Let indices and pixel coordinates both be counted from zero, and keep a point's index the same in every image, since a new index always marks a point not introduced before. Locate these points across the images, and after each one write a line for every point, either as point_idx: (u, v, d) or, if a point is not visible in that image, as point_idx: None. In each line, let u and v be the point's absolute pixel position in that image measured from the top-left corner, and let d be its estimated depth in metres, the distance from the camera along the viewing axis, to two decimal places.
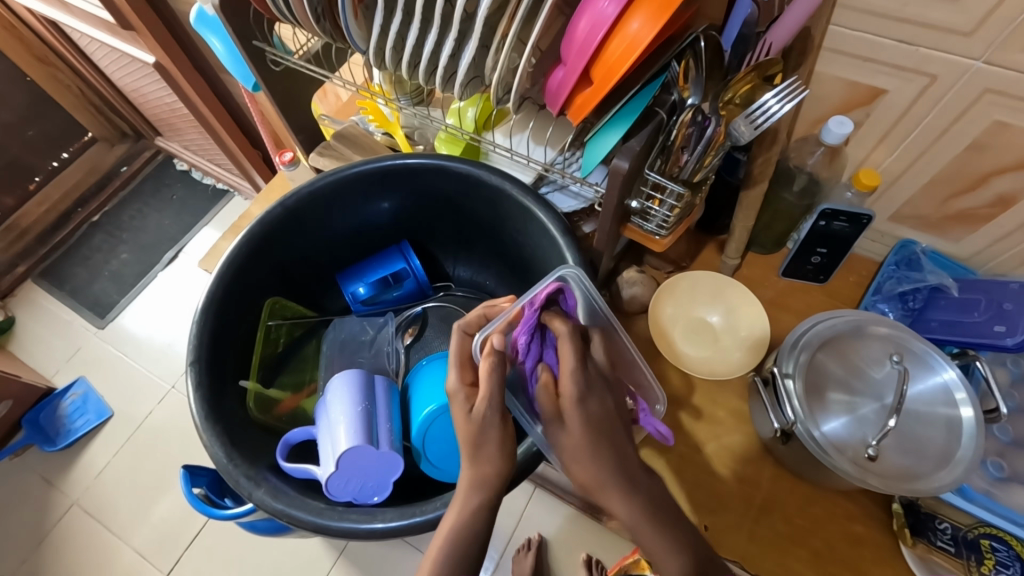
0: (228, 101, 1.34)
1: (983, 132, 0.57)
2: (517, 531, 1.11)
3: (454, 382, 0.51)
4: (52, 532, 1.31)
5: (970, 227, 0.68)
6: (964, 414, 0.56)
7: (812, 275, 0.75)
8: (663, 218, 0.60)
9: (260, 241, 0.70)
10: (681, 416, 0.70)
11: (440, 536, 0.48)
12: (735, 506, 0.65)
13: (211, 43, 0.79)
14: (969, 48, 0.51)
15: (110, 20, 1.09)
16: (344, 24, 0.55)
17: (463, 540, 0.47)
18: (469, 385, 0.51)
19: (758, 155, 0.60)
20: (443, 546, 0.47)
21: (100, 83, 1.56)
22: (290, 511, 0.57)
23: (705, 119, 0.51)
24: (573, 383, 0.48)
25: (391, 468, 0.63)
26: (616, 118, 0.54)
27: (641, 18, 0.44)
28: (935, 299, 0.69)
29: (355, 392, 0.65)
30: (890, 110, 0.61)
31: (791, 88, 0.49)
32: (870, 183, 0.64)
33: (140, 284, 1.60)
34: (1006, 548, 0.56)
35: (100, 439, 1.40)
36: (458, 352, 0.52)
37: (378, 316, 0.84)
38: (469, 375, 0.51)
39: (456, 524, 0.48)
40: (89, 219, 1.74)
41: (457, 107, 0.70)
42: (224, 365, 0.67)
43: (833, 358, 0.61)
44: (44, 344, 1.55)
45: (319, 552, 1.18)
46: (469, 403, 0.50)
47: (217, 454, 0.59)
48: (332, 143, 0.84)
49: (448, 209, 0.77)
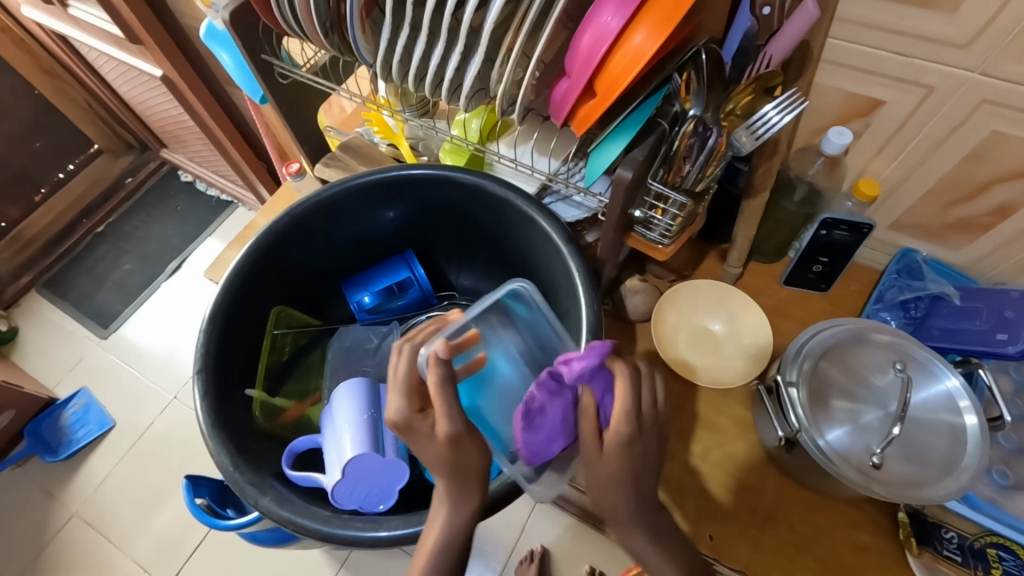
0: (233, 112, 1.35)
1: (980, 142, 0.58)
2: (519, 543, 1.11)
3: (400, 411, 0.47)
4: (51, 543, 1.30)
5: (969, 236, 0.68)
6: (968, 421, 0.56)
7: (814, 283, 0.75)
8: (666, 227, 0.60)
9: (268, 250, 0.71)
10: (686, 424, 0.70)
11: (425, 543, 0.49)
12: (741, 516, 0.65)
13: (220, 57, 0.81)
14: (965, 61, 0.53)
15: (119, 34, 1.11)
16: (352, 38, 0.56)
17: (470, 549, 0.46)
18: (418, 408, 0.47)
19: (759, 165, 0.61)
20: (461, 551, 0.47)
21: (107, 95, 1.58)
22: (296, 519, 0.57)
23: (707, 129, 0.51)
24: (624, 423, 0.44)
25: (396, 476, 0.62)
26: (619, 129, 0.55)
27: (643, 32, 0.45)
28: (936, 307, 0.70)
29: (359, 401, 0.65)
30: (890, 120, 0.62)
31: (791, 98, 0.50)
32: (870, 192, 0.65)
33: (144, 294, 1.61)
34: (1013, 557, 0.57)
35: (101, 449, 1.40)
36: (405, 373, 0.47)
37: (383, 325, 0.84)
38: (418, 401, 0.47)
39: (448, 521, 0.48)
40: (93, 230, 1.75)
41: (461, 118, 0.71)
42: (232, 374, 0.68)
43: (836, 366, 0.61)
44: (48, 354, 1.55)
45: (320, 563, 1.18)
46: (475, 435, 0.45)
47: (224, 461, 0.59)
48: (337, 154, 0.85)
49: (453, 217, 0.77)
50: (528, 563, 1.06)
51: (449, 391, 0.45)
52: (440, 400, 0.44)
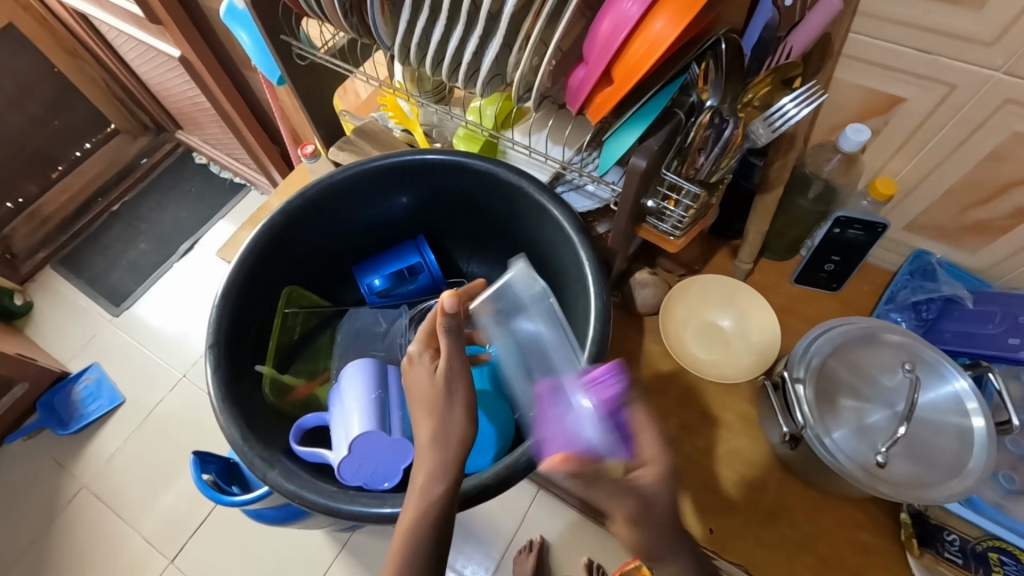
0: (248, 95, 1.36)
1: (1001, 143, 0.57)
2: (518, 533, 1.14)
3: (418, 346, 0.53)
4: (61, 514, 1.33)
5: (986, 239, 0.67)
6: (975, 424, 0.56)
7: (825, 283, 0.75)
8: (678, 218, 0.60)
9: (281, 229, 0.71)
10: (690, 419, 0.70)
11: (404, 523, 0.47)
12: (741, 510, 0.66)
13: (239, 36, 0.81)
14: (990, 59, 0.52)
15: (139, 14, 1.12)
16: (371, 19, 0.56)
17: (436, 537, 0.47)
18: (432, 348, 0.53)
19: (775, 159, 0.60)
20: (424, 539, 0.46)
21: (125, 75, 1.60)
22: (303, 493, 0.58)
23: (724, 121, 0.50)
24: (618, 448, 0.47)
25: (402, 456, 0.63)
26: (634, 118, 0.55)
27: (663, 19, 0.45)
28: (949, 310, 0.69)
29: (368, 380, 0.66)
30: (909, 118, 0.61)
31: (811, 91, 0.49)
32: (886, 191, 0.64)
33: (157, 274, 1.63)
34: (1015, 562, 0.57)
35: (112, 424, 1.43)
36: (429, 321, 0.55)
37: (392, 309, 0.84)
38: (433, 343, 0.54)
39: (423, 496, 0.47)
40: (109, 209, 1.77)
41: (477, 105, 0.71)
42: (243, 350, 0.69)
43: (844, 365, 0.61)
44: (62, 330, 1.58)
45: (322, 545, 1.20)
46: (452, 410, 0.49)
47: (233, 435, 0.60)
48: (352, 138, 0.86)
49: (463, 203, 0.77)
50: (527, 553, 1.09)
51: (450, 341, 0.51)
52: (445, 343, 0.51)
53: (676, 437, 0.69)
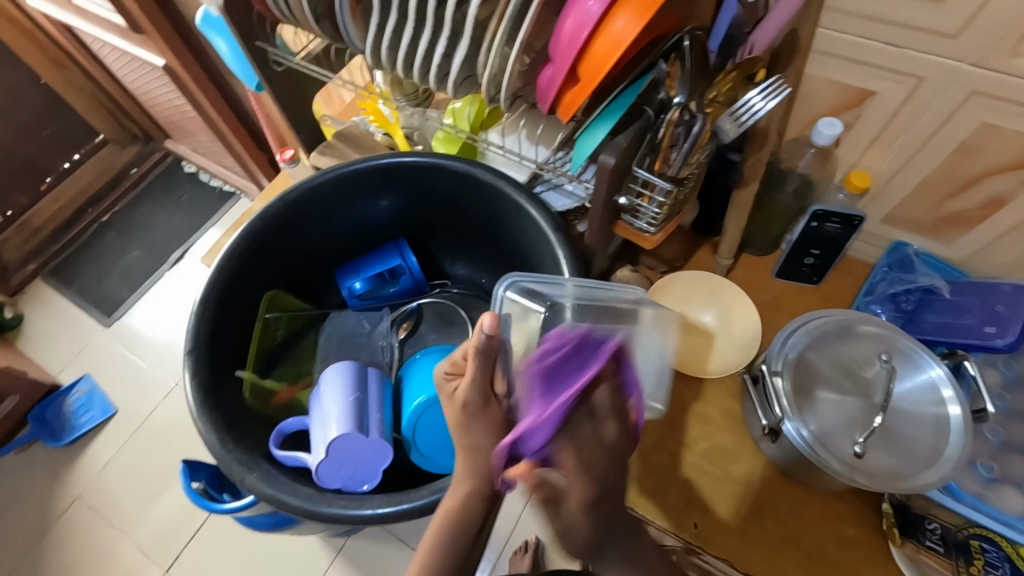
0: (233, 101, 1.36)
1: (971, 134, 0.58)
2: (515, 535, 1.14)
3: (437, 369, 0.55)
4: (54, 526, 1.33)
5: (961, 230, 0.68)
6: (952, 412, 0.57)
7: (807, 276, 0.75)
8: (652, 215, 0.61)
9: (263, 233, 0.72)
10: (674, 415, 0.70)
11: (444, 509, 0.52)
12: (724, 507, 0.65)
13: (215, 42, 0.75)
14: (955, 51, 0.52)
15: (122, 23, 1.12)
16: (342, 23, 0.56)
17: (459, 530, 0.51)
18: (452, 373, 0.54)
19: (749, 156, 0.60)
20: (441, 528, 0.51)
21: (112, 85, 1.60)
22: (282, 496, 0.58)
23: (693, 117, 0.51)
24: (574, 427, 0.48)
25: (379, 458, 0.65)
26: (603, 115, 0.55)
27: (624, 17, 0.45)
28: (927, 301, 0.69)
29: (347, 383, 0.66)
30: (880, 112, 0.62)
31: (775, 85, 0.50)
32: (861, 184, 0.65)
33: (147, 283, 1.63)
34: (996, 549, 0.57)
35: (103, 435, 1.42)
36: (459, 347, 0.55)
37: (375, 311, 0.86)
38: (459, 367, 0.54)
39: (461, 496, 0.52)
40: (99, 219, 1.76)
41: (454, 107, 0.71)
42: (223, 355, 0.69)
43: (821, 356, 0.61)
44: (52, 341, 1.57)
45: (318, 551, 1.20)
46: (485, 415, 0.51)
47: (211, 440, 0.60)
48: (332, 142, 0.86)
49: (443, 204, 0.78)
50: (523, 554, 1.09)
51: (478, 363, 0.49)
52: (473, 367, 0.50)
53: (661, 436, 0.69)
